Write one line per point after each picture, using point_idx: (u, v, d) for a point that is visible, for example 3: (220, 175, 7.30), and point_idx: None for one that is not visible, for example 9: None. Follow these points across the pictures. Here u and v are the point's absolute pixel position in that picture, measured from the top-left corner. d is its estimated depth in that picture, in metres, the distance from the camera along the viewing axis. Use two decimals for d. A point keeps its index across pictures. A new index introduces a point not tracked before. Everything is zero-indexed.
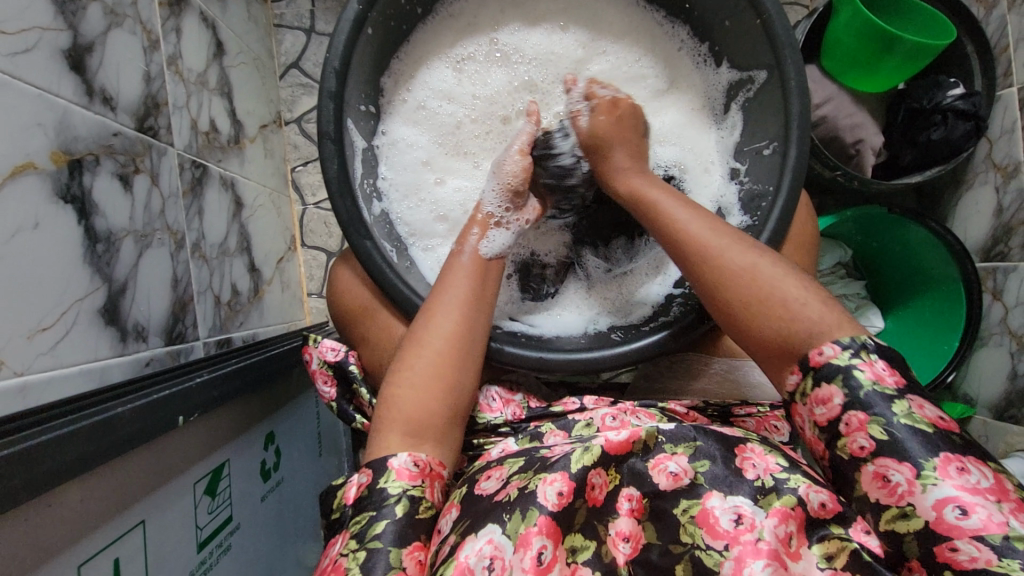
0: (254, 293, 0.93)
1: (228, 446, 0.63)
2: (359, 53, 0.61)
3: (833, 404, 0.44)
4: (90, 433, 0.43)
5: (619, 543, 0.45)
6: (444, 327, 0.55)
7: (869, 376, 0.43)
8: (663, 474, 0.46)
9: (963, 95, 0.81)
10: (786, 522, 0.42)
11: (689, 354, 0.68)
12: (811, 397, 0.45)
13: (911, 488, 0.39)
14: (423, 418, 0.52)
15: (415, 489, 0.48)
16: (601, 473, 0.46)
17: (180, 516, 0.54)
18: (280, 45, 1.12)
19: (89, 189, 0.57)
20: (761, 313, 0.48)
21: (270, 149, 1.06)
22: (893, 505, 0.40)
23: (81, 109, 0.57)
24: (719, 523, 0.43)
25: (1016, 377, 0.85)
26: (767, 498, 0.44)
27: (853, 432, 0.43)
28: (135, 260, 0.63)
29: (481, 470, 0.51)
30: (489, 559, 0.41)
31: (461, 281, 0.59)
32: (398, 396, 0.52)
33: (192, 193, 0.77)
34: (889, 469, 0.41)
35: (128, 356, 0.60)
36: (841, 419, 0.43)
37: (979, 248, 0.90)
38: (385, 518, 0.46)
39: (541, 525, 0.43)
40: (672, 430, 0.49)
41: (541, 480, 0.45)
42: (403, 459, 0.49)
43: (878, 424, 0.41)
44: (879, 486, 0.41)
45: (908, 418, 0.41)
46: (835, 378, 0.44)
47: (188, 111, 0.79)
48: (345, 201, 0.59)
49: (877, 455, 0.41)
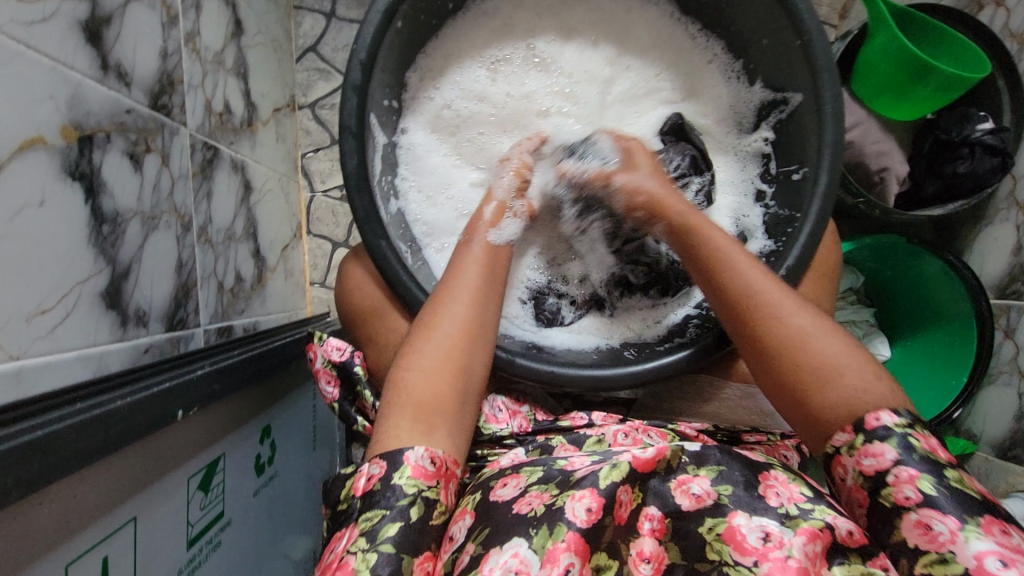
0: (257, 280, 0.92)
1: (224, 440, 0.62)
2: (386, 45, 0.59)
3: (883, 457, 0.44)
4: (85, 428, 0.42)
5: (640, 564, 0.44)
6: (457, 312, 0.54)
7: (922, 444, 0.44)
8: (686, 495, 0.45)
9: (992, 129, 0.79)
10: (815, 541, 0.40)
11: (700, 377, 0.65)
12: (860, 450, 0.45)
13: (954, 538, 0.39)
14: (433, 402, 0.50)
15: (430, 491, 0.46)
16: (627, 491, 0.45)
17: (173, 511, 0.52)
18: (299, 28, 1.09)
19: (99, 166, 0.55)
20: (821, 381, 0.47)
21: (283, 134, 1.04)
22: (933, 551, 0.39)
23: (95, 84, 0.55)
24: (747, 540, 0.41)
25: (1022, 417, 0.84)
26: (794, 520, 0.42)
27: (900, 483, 0.42)
28: (141, 242, 0.61)
29: (496, 476, 0.49)
30: (515, 573, 0.40)
31: (471, 268, 0.57)
32: (409, 381, 0.51)
33: (202, 175, 0.75)
34: (932, 519, 0.40)
35: (127, 343, 0.58)
36: (891, 471, 0.43)
37: (994, 285, 0.89)
38: (398, 521, 0.44)
39: (569, 542, 0.41)
40: (695, 452, 0.48)
41: (570, 496, 0.44)
42: (419, 454, 0.47)
43: (929, 480, 0.42)
44: (920, 533, 0.40)
45: (958, 482, 0.42)
46: (891, 438, 0.44)
47: (203, 91, 0.77)
48: (363, 198, 0.57)
49: (922, 505, 0.41)
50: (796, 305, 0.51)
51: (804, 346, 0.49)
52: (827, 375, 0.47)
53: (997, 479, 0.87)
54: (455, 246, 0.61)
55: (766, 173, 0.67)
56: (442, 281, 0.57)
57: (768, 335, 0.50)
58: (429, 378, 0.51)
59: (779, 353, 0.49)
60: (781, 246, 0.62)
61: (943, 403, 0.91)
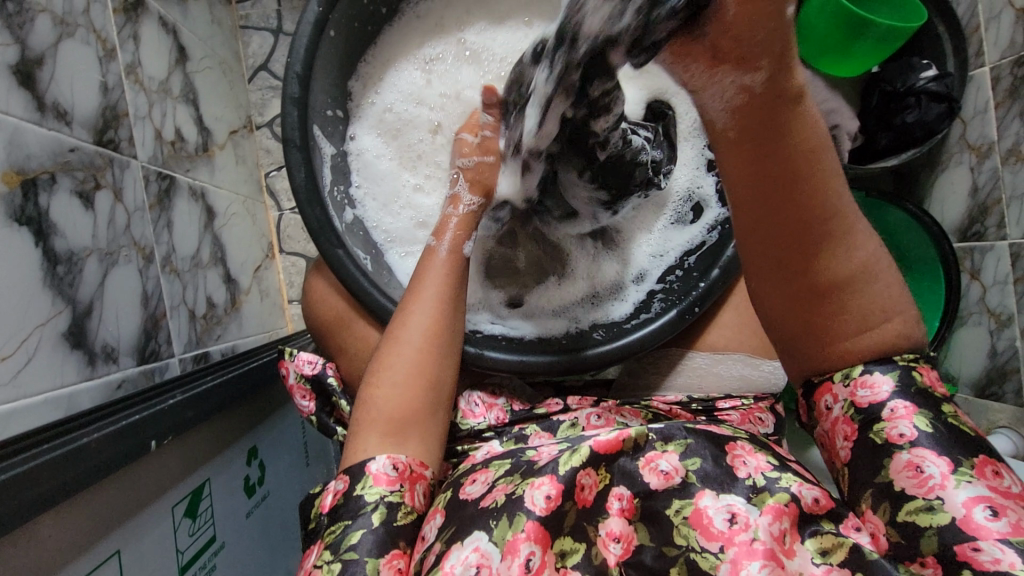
0: (230, 304, 0.91)
1: (208, 465, 0.62)
2: (322, 56, 0.59)
3: (879, 389, 0.44)
4: (55, 466, 0.42)
5: (609, 544, 0.43)
6: (421, 324, 0.54)
7: (926, 379, 0.44)
8: (654, 473, 0.45)
9: (935, 77, 0.81)
10: (781, 519, 0.41)
11: (670, 349, 0.66)
12: (856, 380, 0.45)
13: (944, 483, 0.39)
14: (406, 412, 0.51)
15: (395, 495, 0.48)
16: (590, 473, 0.45)
17: (159, 542, 0.53)
18: (247, 48, 1.09)
19: (46, 209, 0.55)
20: (868, 330, 0.43)
21: (242, 155, 1.03)
22: (921, 496, 0.40)
23: (33, 126, 0.55)
24: (713, 524, 0.42)
25: (996, 354, 0.86)
26: (760, 496, 0.43)
27: (895, 419, 0.43)
28: (101, 279, 0.61)
29: (466, 472, 0.51)
30: (476, 567, 0.41)
31: (433, 279, 0.56)
32: (380, 390, 0.52)
33: (159, 206, 0.75)
34: (925, 460, 0.40)
35: (97, 380, 0.58)
36: (886, 405, 0.43)
37: (956, 228, 0.91)
38: (362, 528, 0.46)
39: (528, 531, 0.42)
40: (661, 428, 0.48)
41: (530, 484, 0.45)
42: (381, 463, 0.49)
43: (924, 416, 0.42)
44: (910, 475, 0.41)
45: (953, 418, 0.42)
46: (893, 370, 0.44)
47: (151, 121, 0.76)
48: (315, 210, 0.57)
49: (915, 444, 0.41)
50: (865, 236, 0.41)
51: (867, 289, 0.42)
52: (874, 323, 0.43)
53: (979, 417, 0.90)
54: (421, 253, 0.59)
55: None
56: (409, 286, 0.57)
57: (837, 288, 0.41)
58: (403, 378, 0.52)
59: (845, 302, 0.42)
60: None
61: None
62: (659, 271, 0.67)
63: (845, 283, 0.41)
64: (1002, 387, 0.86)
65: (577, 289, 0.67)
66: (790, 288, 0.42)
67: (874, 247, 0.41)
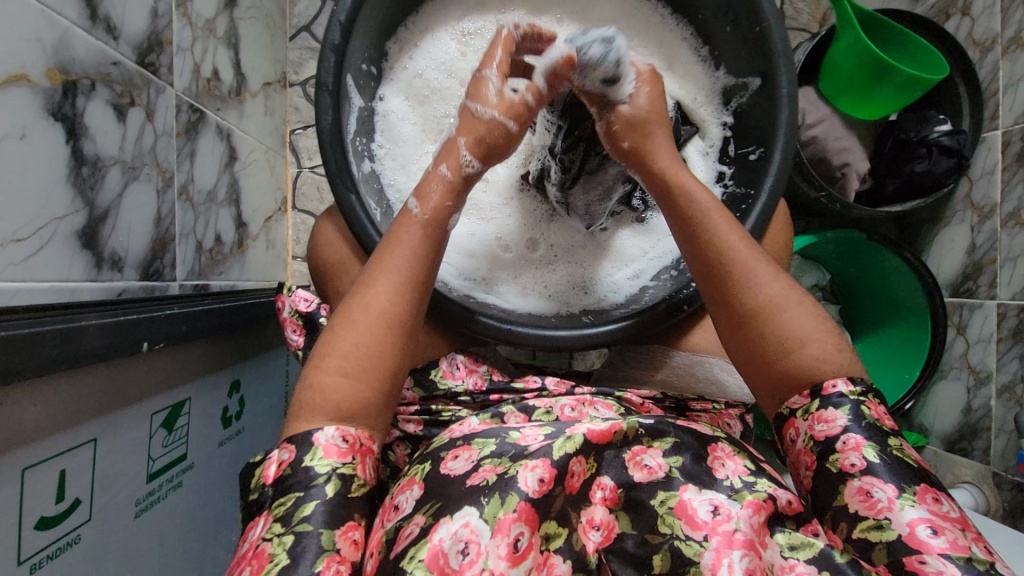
0: (237, 246, 0.94)
1: (191, 385, 0.64)
2: (367, 11, 0.61)
3: (833, 423, 0.47)
4: (54, 340, 0.44)
5: (590, 531, 0.47)
6: (377, 307, 0.52)
7: (874, 413, 0.48)
8: (640, 467, 0.49)
9: (949, 131, 0.83)
10: (759, 513, 0.45)
11: (653, 347, 0.68)
12: (813, 415, 0.49)
13: (891, 505, 0.44)
14: (349, 401, 0.50)
15: (346, 467, 0.48)
16: (581, 462, 0.48)
17: (134, 444, 0.54)
18: (293, 7, 1.12)
19: (82, 112, 0.57)
20: (784, 351, 0.50)
21: (271, 108, 1.06)
22: (871, 517, 0.44)
23: (83, 32, 0.58)
24: (697, 515, 0.45)
25: (970, 412, 0.88)
26: (740, 493, 0.47)
27: (847, 450, 0.46)
28: (120, 190, 0.63)
29: (446, 447, 0.51)
30: (464, 542, 0.42)
31: (399, 258, 0.54)
32: (323, 374, 0.51)
33: (186, 136, 0.78)
34: (874, 486, 0.45)
35: (100, 283, 0.60)
36: (840, 438, 0.47)
37: (949, 284, 0.93)
38: (315, 500, 0.46)
39: (519, 511, 0.43)
40: (651, 424, 0.51)
41: (523, 466, 0.46)
42: (331, 435, 0.48)
43: (873, 448, 0.46)
44: (861, 499, 0.45)
45: (899, 450, 0.46)
46: (844, 404, 0.48)
47: (192, 55, 0.79)
48: (335, 153, 0.60)
49: (865, 472, 0.45)
50: (763, 264, 0.53)
51: (773, 308, 0.51)
52: (789, 343, 0.50)
53: (945, 471, 0.91)
54: (397, 214, 0.58)
55: (723, 155, 0.70)
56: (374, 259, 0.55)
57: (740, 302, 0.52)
58: (345, 366, 0.51)
59: (753, 319, 0.52)
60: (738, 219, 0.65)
61: (896, 394, 0.96)
62: (654, 269, 0.69)
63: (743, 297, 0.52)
64: (971, 444, 0.88)
65: (570, 274, 0.70)
66: (718, 311, 0.54)
67: (781, 280, 0.52)
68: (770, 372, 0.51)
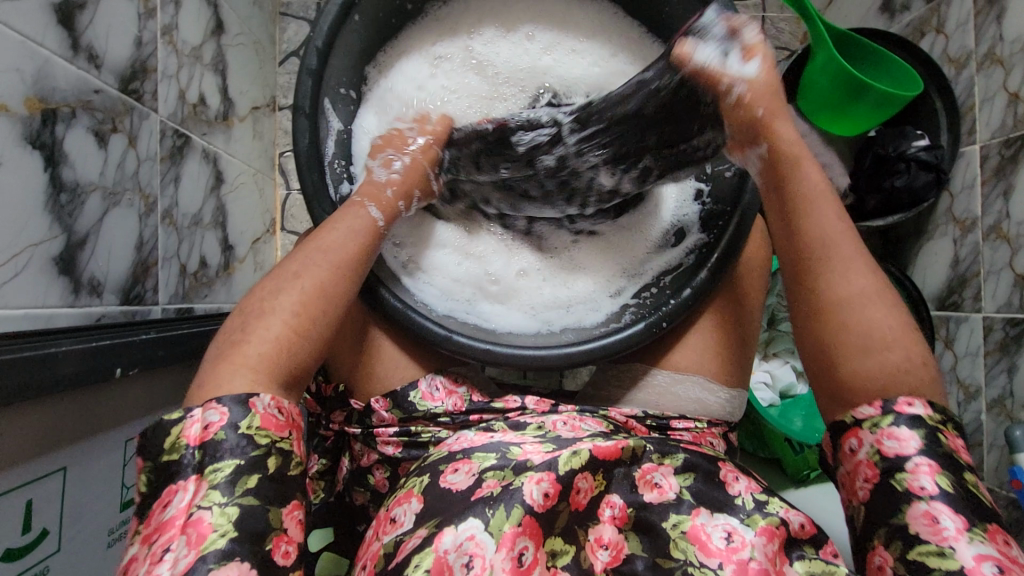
0: (223, 268, 0.94)
1: (167, 411, 0.63)
2: (345, 37, 0.62)
3: (907, 442, 0.44)
4: (29, 366, 0.44)
5: (598, 550, 0.48)
6: (307, 276, 0.51)
7: (951, 442, 0.44)
8: (650, 487, 0.50)
9: (926, 147, 0.85)
10: (773, 540, 0.46)
11: (635, 364, 0.67)
12: (883, 430, 0.45)
13: (958, 536, 0.41)
14: (292, 368, 0.48)
15: (284, 441, 0.45)
16: (587, 478, 0.48)
17: (107, 472, 0.54)
18: (283, 33, 1.14)
19: (61, 139, 0.58)
20: (856, 356, 0.47)
21: (260, 131, 1.08)
22: (934, 543, 0.41)
23: (64, 62, 0.58)
24: (711, 541, 0.46)
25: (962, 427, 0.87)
26: (753, 517, 0.48)
27: (918, 471, 0.43)
28: (100, 216, 0.64)
29: (446, 459, 0.51)
30: (469, 555, 0.42)
31: (340, 234, 0.54)
32: (269, 328, 0.47)
33: (170, 160, 0.78)
34: (941, 513, 0.41)
35: (78, 309, 0.60)
36: (910, 458, 0.43)
37: (935, 297, 0.93)
38: (258, 473, 0.43)
39: (523, 525, 0.44)
40: (657, 442, 0.53)
41: (528, 479, 0.46)
42: (267, 404, 0.45)
43: (947, 475, 0.42)
44: (926, 523, 0.42)
45: (972, 484, 0.43)
46: (921, 425, 0.44)
47: (177, 81, 0.80)
48: (313, 176, 0.61)
49: (934, 498, 0.42)
50: (857, 259, 0.49)
51: (854, 309, 0.47)
52: (861, 346, 0.47)
53: None
54: (342, 206, 0.58)
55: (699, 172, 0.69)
56: (312, 242, 0.54)
57: (821, 294, 0.49)
58: (274, 323, 0.48)
59: (830, 314, 0.48)
60: (712, 237, 0.66)
61: None
62: (634, 288, 0.69)
63: (826, 290, 0.49)
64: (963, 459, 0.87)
65: (555, 294, 0.69)
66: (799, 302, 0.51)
67: (875, 279, 0.48)
68: (838, 379, 0.48)
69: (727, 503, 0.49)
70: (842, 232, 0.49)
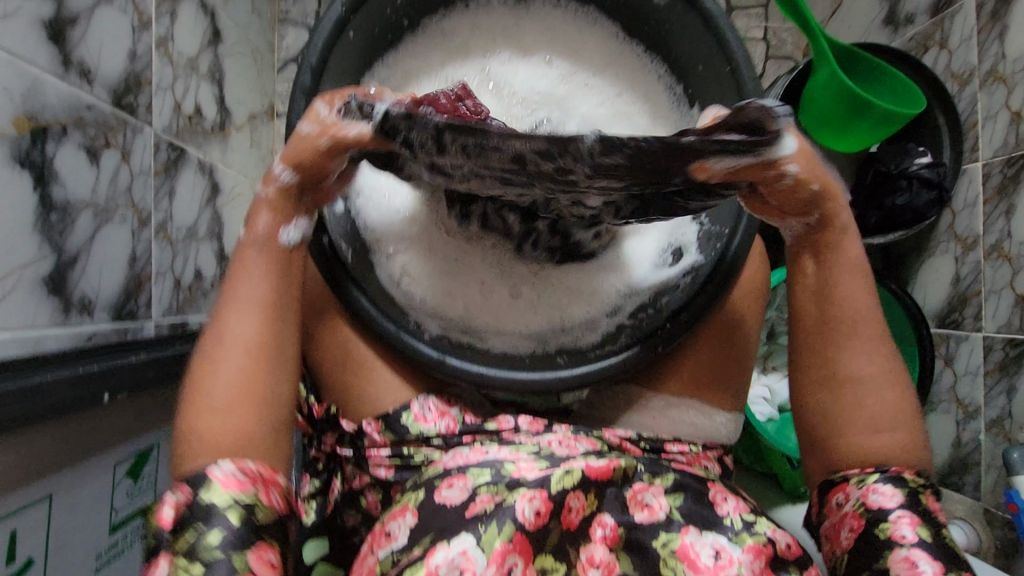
0: (218, 279, 0.93)
1: (158, 431, 0.63)
2: (340, 54, 0.62)
3: (886, 495, 0.49)
4: (13, 397, 0.43)
5: (589, 569, 0.47)
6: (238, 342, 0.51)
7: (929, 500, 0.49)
8: (641, 507, 0.50)
9: (928, 164, 0.84)
10: (759, 557, 0.47)
11: (630, 386, 0.66)
12: (867, 486, 0.50)
13: None
14: (227, 438, 0.48)
15: (249, 497, 0.46)
16: (579, 497, 0.48)
17: (93, 496, 0.53)
18: (281, 40, 1.14)
19: (52, 157, 0.57)
20: (853, 428, 0.53)
21: (257, 140, 1.07)
22: None
23: (55, 79, 0.58)
24: (700, 558, 0.46)
25: (960, 446, 0.87)
26: (741, 535, 0.48)
27: (899, 522, 0.47)
28: (92, 233, 0.63)
29: (440, 475, 0.50)
30: (460, 570, 0.42)
31: (250, 282, 0.52)
32: (195, 416, 0.49)
33: (165, 173, 0.78)
34: (919, 558, 0.45)
35: (68, 328, 0.59)
36: (892, 510, 0.48)
37: (935, 314, 0.92)
38: (219, 529, 0.44)
39: (513, 542, 0.44)
40: (649, 462, 0.53)
41: (520, 496, 0.46)
42: (227, 469, 0.46)
43: (925, 528, 0.47)
44: (905, 566, 0.45)
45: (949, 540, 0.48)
46: (900, 485, 0.49)
47: (173, 93, 0.80)
48: None
49: (914, 545, 0.46)
50: (873, 340, 0.54)
51: (854, 385, 0.53)
52: (857, 418, 0.53)
53: None
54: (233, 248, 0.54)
55: None
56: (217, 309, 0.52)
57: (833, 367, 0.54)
58: (222, 403, 0.49)
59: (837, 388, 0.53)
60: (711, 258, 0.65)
61: None
62: (632, 307, 0.67)
63: (837, 363, 0.54)
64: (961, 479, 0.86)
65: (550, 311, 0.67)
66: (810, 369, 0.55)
67: (885, 362, 0.53)
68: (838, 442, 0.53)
69: (716, 522, 0.49)
70: (865, 312, 0.54)
